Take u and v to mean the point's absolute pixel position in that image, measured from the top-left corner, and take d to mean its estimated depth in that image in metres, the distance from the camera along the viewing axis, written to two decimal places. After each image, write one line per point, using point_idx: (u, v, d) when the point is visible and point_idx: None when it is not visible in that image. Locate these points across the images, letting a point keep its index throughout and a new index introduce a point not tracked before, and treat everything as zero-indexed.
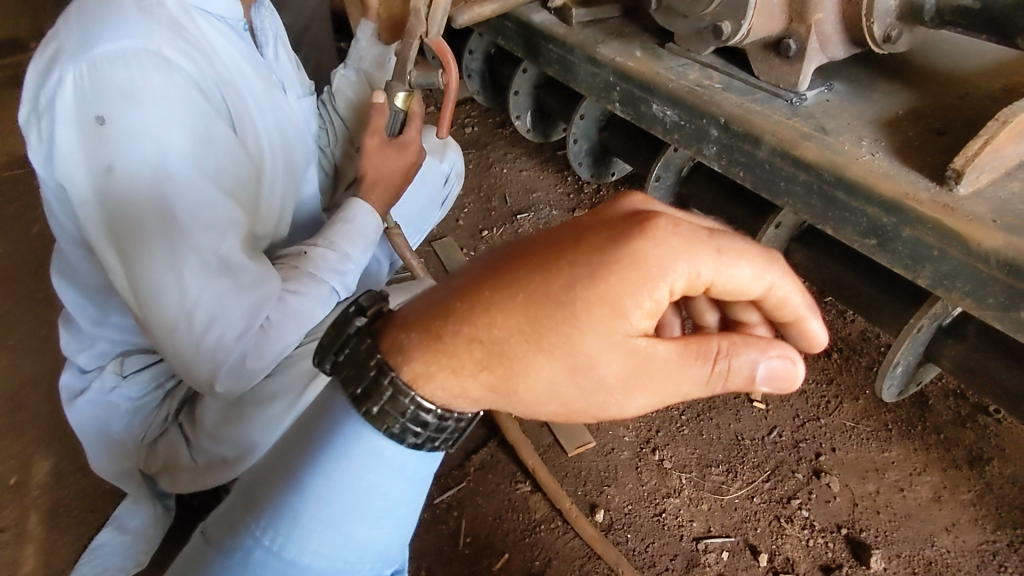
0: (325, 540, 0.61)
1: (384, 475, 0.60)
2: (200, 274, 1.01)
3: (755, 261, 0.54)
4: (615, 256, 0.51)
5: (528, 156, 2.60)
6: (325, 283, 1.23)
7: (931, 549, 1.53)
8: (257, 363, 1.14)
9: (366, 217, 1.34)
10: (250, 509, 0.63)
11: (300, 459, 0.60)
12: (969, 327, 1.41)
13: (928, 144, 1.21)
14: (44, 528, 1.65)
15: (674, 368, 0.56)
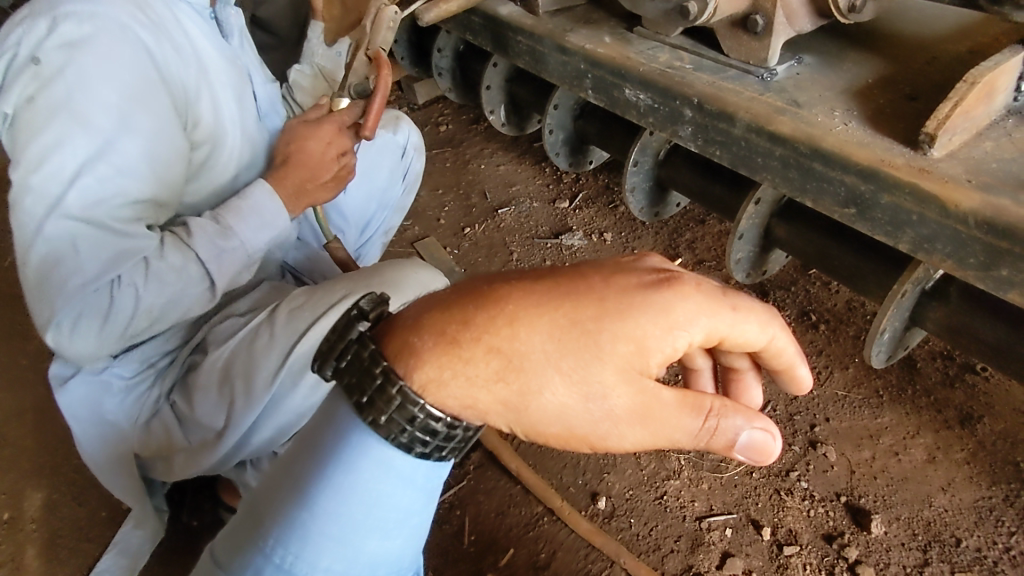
0: (337, 556, 0.61)
1: (393, 483, 0.60)
2: (64, 219, 1.00)
3: (761, 317, 0.63)
4: (642, 299, 0.59)
5: (504, 151, 2.60)
6: (194, 258, 1.16)
7: (929, 510, 1.55)
8: (93, 327, 1.09)
9: (263, 198, 1.26)
10: (260, 524, 0.63)
11: (309, 473, 0.60)
12: (952, 288, 1.43)
13: (900, 110, 1.22)
14: (42, 559, 1.62)
15: (672, 411, 0.62)
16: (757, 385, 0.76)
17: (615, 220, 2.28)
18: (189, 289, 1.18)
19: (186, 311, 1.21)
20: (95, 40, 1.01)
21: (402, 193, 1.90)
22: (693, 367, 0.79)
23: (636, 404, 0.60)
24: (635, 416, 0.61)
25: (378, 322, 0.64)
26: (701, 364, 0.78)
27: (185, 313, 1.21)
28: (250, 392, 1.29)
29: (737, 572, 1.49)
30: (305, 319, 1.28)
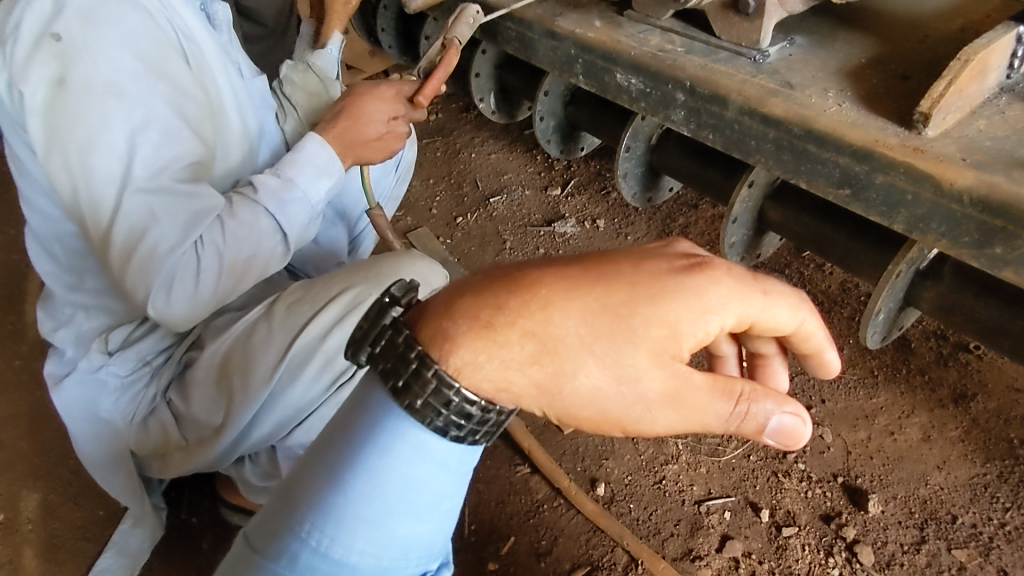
0: (372, 539, 0.60)
1: (427, 466, 0.59)
2: (136, 189, 1.04)
3: (791, 301, 0.63)
4: (674, 283, 0.59)
5: (495, 139, 2.58)
6: (263, 212, 1.21)
7: (925, 488, 1.56)
8: (187, 288, 1.15)
9: (315, 147, 1.30)
10: (288, 510, 0.61)
11: (343, 455, 0.59)
12: (945, 268, 1.43)
13: (892, 89, 1.21)
14: (40, 560, 1.61)
15: (703, 396, 0.61)
16: (784, 369, 0.76)
17: (607, 207, 2.27)
18: (265, 242, 1.22)
19: (266, 266, 1.26)
20: (104, 9, 1.03)
21: (395, 183, 1.89)
22: (720, 354, 0.78)
23: (669, 389, 0.59)
24: (667, 400, 0.60)
25: (410, 309, 0.63)
26: (728, 351, 0.77)
27: (265, 270, 1.26)
28: (246, 388, 1.27)
29: (736, 554, 1.50)
30: (304, 314, 1.28)
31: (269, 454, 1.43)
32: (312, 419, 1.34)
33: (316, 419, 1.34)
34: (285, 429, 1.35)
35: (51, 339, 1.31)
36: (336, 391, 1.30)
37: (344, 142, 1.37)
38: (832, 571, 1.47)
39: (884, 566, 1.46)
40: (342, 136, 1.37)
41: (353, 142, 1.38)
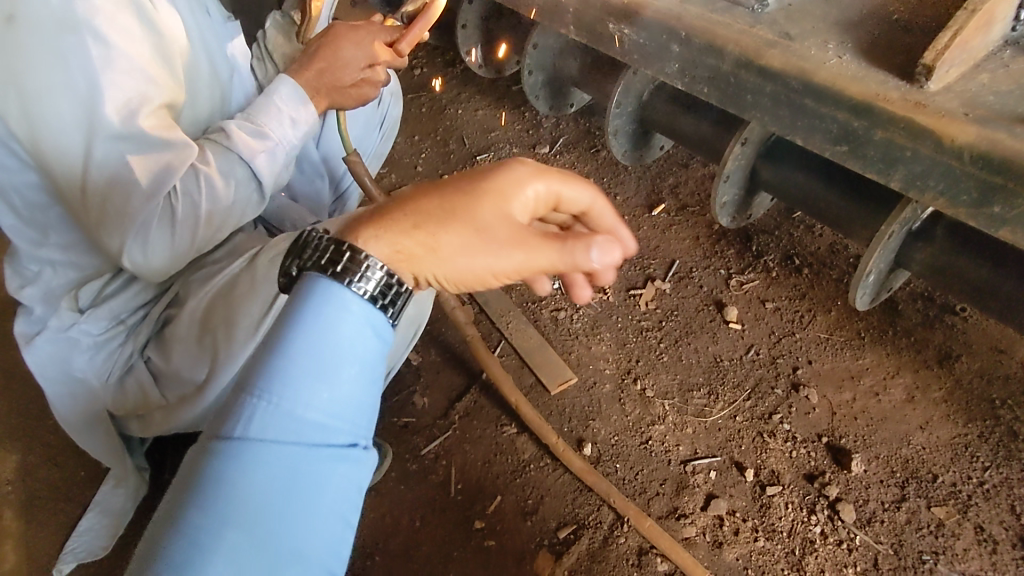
0: (315, 391, 0.68)
1: (359, 323, 0.72)
2: (107, 135, 0.98)
3: (580, 182, 0.83)
4: (494, 171, 0.78)
5: (481, 95, 2.50)
6: (237, 160, 1.18)
7: (907, 448, 1.58)
8: (163, 238, 1.10)
9: (286, 90, 1.27)
10: (239, 383, 0.68)
11: (286, 321, 0.70)
12: (938, 228, 1.41)
13: (895, 41, 1.17)
14: (21, 521, 1.59)
15: (541, 239, 0.75)
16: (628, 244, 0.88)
17: (596, 165, 2.22)
18: (241, 193, 1.19)
19: (241, 215, 1.23)
20: None
21: (379, 140, 1.83)
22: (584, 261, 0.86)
23: (517, 236, 0.75)
24: (518, 246, 0.75)
25: None
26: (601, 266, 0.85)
27: (241, 219, 1.23)
28: (229, 340, 1.23)
29: (721, 513, 1.52)
30: (289, 266, 1.23)
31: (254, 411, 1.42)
32: None
33: None
34: None
35: (18, 298, 1.25)
36: None
37: (319, 85, 1.33)
38: (814, 528, 1.49)
39: (866, 524, 1.49)
40: (316, 79, 1.33)
41: (329, 85, 1.34)
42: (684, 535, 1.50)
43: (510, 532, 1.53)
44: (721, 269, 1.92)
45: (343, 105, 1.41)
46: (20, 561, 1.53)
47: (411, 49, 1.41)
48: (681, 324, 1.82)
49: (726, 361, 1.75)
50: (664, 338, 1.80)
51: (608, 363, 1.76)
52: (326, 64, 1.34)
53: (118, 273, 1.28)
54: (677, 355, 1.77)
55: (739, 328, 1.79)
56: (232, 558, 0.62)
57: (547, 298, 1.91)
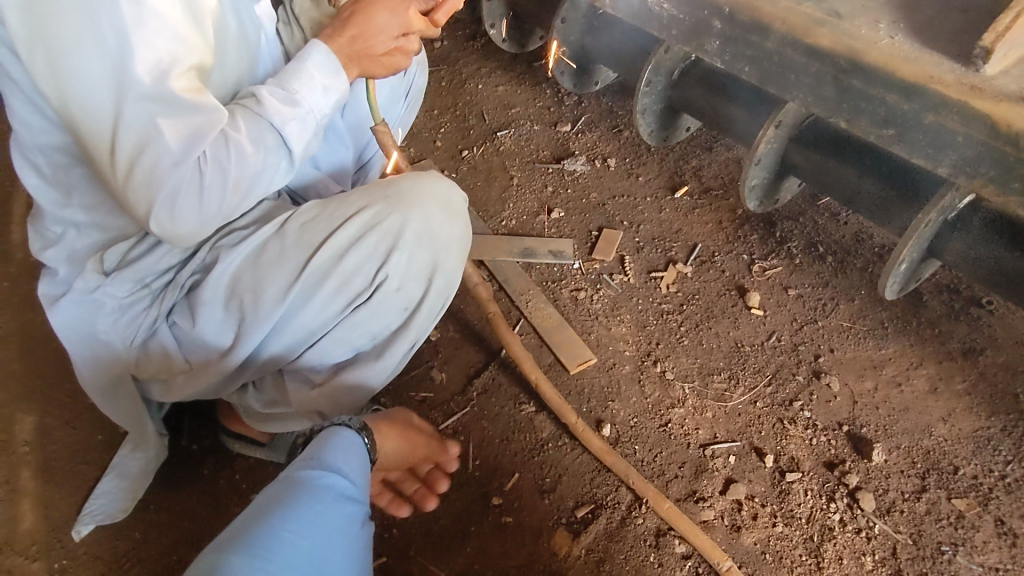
0: (315, 541, 0.95)
1: (338, 510, 1.04)
2: (136, 95, 0.95)
3: (403, 413, 1.52)
4: (391, 432, 1.43)
5: (503, 69, 2.45)
6: (267, 126, 1.13)
7: (929, 439, 1.57)
8: (192, 205, 1.07)
9: (320, 56, 1.19)
10: (250, 518, 0.94)
11: (286, 493, 1.00)
12: (976, 218, 1.38)
13: (947, 24, 1.14)
14: (39, 482, 1.59)
15: (415, 435, 1.48)
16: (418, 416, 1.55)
17: (619, 145, 2.18)
18: (271, 161, 1.14)
19: (270, 183, 1.18)
20: None
21: (403, 111, 1.80)
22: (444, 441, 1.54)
23: (395, 420, 1.47)
24: (401, 427, 1.46)
25: None
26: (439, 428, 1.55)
27: (268, 187, 1.18)
28: (257, 307, 1.22)
29: (740, 497, 1.52)
30: (320, 233, 1.24)
31: (275, 380, 1.40)
32: (324, 342, 1.31)
33: (329, 343, 1.31)
34: (296, 350, 1.32)
35: (41, 260, 1.23)
36: (351, 313, 1.28)
37: (351, 52, 1.27)
38: (833, 516, 1.48)
39: (885, 513, 1.48)
40: (347, 47, 1.26)
41: (360, 53, 1.28)
42: (702, 518, 1.50)
43: (528, 509, 1.53)
44: (744, 254, 1.90)
45: (372, 74, 1.35)
46: (38, 521, 1.54)
47: (447, 19, 1.38)
48: (703, 308, 1.81)
49: (748, 346, 1.73)
50: (685, 321, 1.79)
51: (628, 345, 1.75)
52: (358, 31, 1.27)
53: (144, 236, 1.24)
54: (697, 338, 1.75)
55: (761, 314, 1.78)
56: (277, 548, 0.90)
57: (567, 278, 1.89)
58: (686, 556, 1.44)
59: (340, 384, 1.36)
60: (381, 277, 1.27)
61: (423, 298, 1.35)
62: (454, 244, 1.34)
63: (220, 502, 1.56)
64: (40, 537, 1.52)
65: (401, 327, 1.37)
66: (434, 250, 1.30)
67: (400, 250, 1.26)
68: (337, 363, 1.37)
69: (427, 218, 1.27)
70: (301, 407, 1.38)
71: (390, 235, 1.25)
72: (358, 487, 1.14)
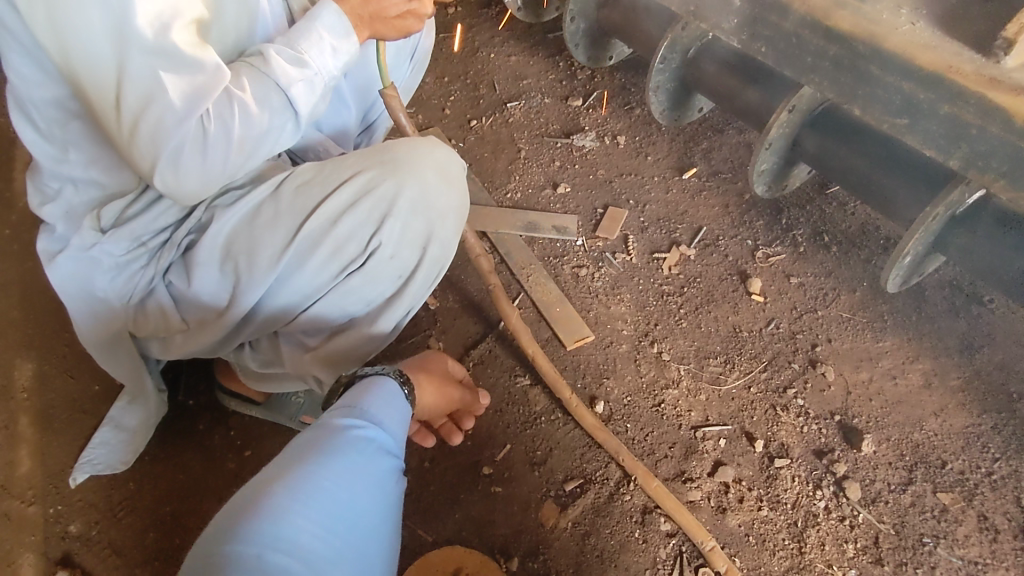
0: (353, 494, 0.96)
1: (377, 465, 1.05)
2: (139, 48, 0.93)
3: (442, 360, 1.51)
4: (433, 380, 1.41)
5: (516, 39, 2.41)
6: (274, 86, 1.09)
7: (919, 433, 1.58)
8: (196, 161, 1.05)
9: (329, 16, 1.14)
10: (294, 463, 0.95)
11: (330, 442, 1.01)
12: (985, 213, 1.36)
13: (970, 13, 1.13)
14: (37, 429, 1.62)
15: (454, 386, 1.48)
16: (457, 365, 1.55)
17: (630, 122, 2.15)
18: (277, 120, 1.11)
19: (276, 144, 1.15)
20: None
21: (409, 73, 1.77)
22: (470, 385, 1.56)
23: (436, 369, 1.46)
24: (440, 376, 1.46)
25: None
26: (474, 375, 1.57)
27: (273, 148, 1.15)
28: (251, 269, 1.22)
29: (727, 480, 1.53)
30: (315, 196, 1.23)
31: (271, 341, 1.40)
32: (318, 306, 1.31)
33: (323, 307, 1.32)
34: (291, 312, 1.32)
35: (38, 216, 1.22)
36: (344, 279, 1.28)
37: (363, 14, 1.19)
38: (818, 503, 1.50)
39: (870, 503, 1.50)
40: (362, 8, 1.18)
41: (374, 15, 1.20)
42: (689, 499, 1.51)
43: (518, 481, 1.54)
44: (748, 240, 1.89)
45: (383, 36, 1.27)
46: (36, 466, 1.57)
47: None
48: (704, 291, 1.80)
49: (746, 332, 1.73)
50: (685, 303, 1.78)
51: (626, 324, 1.75)
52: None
53: (143, 193, 1.22)
54: (696, 321, 1.75)
55: (761, 301, 1.77)
56: (319, 496, 0.91)
57: (569, 254, 1.88)
58: (671, 534, 1.46)
59: (334, 348, 1.36)
60: (375, 244, 1.26)
61: (417, 266, 1.35)
62: (450, 213, 1.33)
63: (213, 457, 1.58)
64: (37, 481, 1.54)
65: (396, 293, 1.37)
66: (429, 219, 1.29)
67: (394, 217, 1.25)
68: (332, 326, 1.37)
69: (423, 185, 1.26)
70: (296, 367, 1.39)
71: (384, 202, 1.24)
72: (395, 439, 1.14)
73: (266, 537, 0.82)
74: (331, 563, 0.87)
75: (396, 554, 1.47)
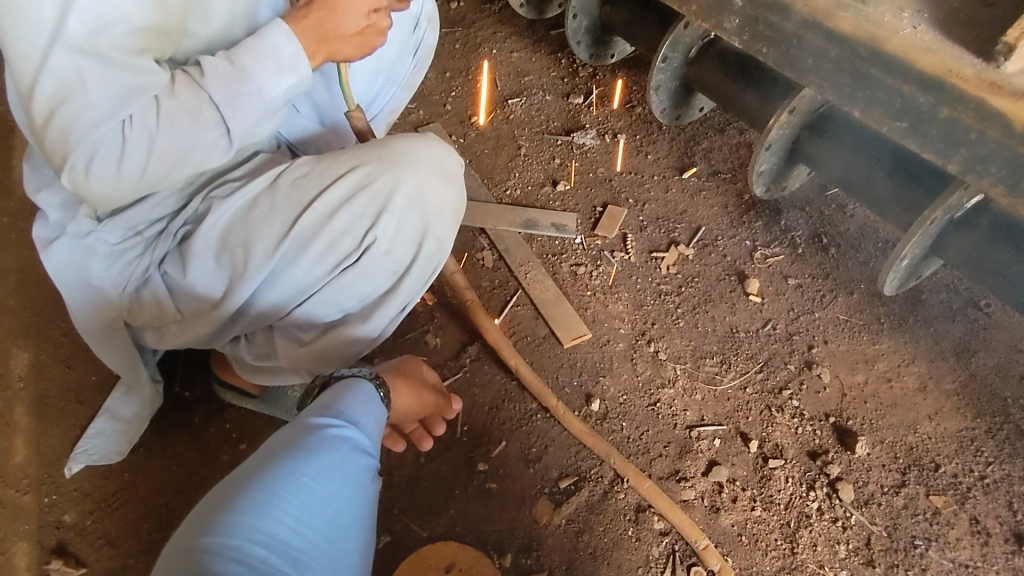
0: (331, 490, 0.96)
1: (354, 463, 1.05)
2: (65, 46, 0.90)
3: (420, 363, 1.51)
4: (411, 386, 1.42)
5: (518, 36, 2.40)
6: (207, 100, 1.05)
7: (913, 435, 1.58)
8: (108, 168, 1.01)
9: (279, 38, 1.07)
10: (271, 459, 0.95)
11: (306, 439, 1.02)
12: (982, 218, 1.37)
13: (973, 17, 1.13)
14: (32, 418, 1.62)
15: (432, 390, 1.48)
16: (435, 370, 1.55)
17: (630, 121, 2.15)
18: (202, 137, 1.06)
19: (202, 161, 1.10)
20: None
21: (413, 68, 1.76)
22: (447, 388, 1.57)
23: (414, 373, 1.47)
24: (419, 379, 1.46)
25: None
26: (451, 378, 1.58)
27: (204, 162, 1.11)
28: (246, 262, 1.22)
29: (722, 479, 1.53)
30: (311, 190, 1.23)
31: (266, 334, 1.40)
32: (312, 301, 1.31)
33: (317, 302, 1.32)
34: (286, 306, 1.32)
35: (33, 201, 1.22)
36: (339, 274, 1.28)
37: (318, 35, 1.12)
38: (811, 504, 1.50)
39: (863, 504, 1.50)
40: (314, 30, 1.11)
41: (329, 35, 1.13)
42: (683, 498, 1.52)
43: (512, 477, 1.55)
44: (747, 240, 1.89)
45: (345, 57, 1.20)
46: (31, 455, 1.57)
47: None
48: (701, 291, 1.80)
49: (742, 332, 1.74)
50: (682, 303, 1.79)
51: (623, 323, 1.75)
52: (325, 13, 1.12)
53: None
54: (693, 321, 1.75)
55: (758, 302, 1.77)
56: (297, 490, 0.91)
57: (567, 252, 1.88)
58: (664, 532, 1.46)
59: (329, 343, 1.36)
60: (370, 239, 1.26)
61: (412, 263, 1.35)
62: (446, 208, 1.33)
63: (209, 449, 1.59)
64: (31, 470, 1.55)
65: (391, 289, 1.37)
66: (425, 215, 1.29)
67: (391, 212, 1.25)
68: (327, 321, 1.37)
69: (419, 181, 1.26)
70: (290, 362, 1.39)
71: (381, 197, 1.24)
72: (371, 439, 1.15)
73: (249, 532, 0.81)
74: (311, 558, 0.87)
75: (390, 548, 1.48)
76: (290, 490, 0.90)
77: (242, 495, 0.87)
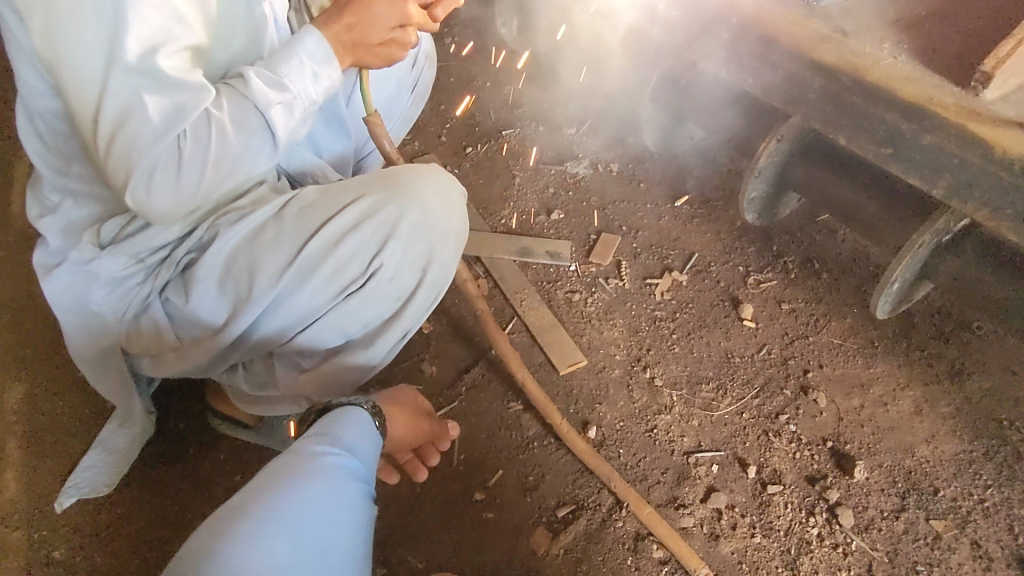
0: (328, 521, 0.96)
1: (351, 493, 1.05)
2: (123, 67, 0.92)
3: (414, 392, 1.54)
4: (406, 414, 1.45)
5: (512, 69, 2.45)
6: (252, 108, 1.06)
7: (911, 459, 1.58)
8: (169, 181, 1.02)
9: (313, 43, 1.11)
10: (270, 483, 0.95)
11: (304, 466, 1.01)
12: (969, 242, 1.40)
13: (951, 47, 1.17)
14: (23, 452, 1.60)
15: (426, 418, 1.51)
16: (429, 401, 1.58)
17: (622, 150, 2.18)
18: (252, 144, 1.08)
19: (252, 168, 1.12)
20: None
21: (410, 105, 1.80)
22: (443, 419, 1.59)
23: (409, 401, 1.49)
24: (414, 407, 1.49)
25: None
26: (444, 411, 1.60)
27: (252, 168, 1.13)
28: (252, 288, 1.22)
29: (721, 506, 1.52)
30: (317, 218, 1.24)
31: (266, 362, 1.41)
32: (316, 328, 1.31)
33: (320, 329, 1.32)
34: (287, 333, 1.32)
35: (35, 226, 1.23)
36: (343, 300, 1.29)
37: (347, 41, 1.16)
38: (811, 530, 1.49)
39: (863, 530, 1.49)
40: (344, 35, 1.15)
41: (355, 42, 1.17)
42: (682, 525, 1.50)
43: (509, 506, 1.54)
44: (740, 266, 1.91)
45: (367, 65, 1.24)
46: (21, 490, 1.55)
47: (446, 15, 1.29)
48: (695, 317, 1.81)
49: (738, 358, 1.74)
50: (676, 329, 1.79)
51: (618, 349, 1.76)
52: (355, 19, 1.15)
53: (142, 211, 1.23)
54: (688, 346, 1.76)
55: (752, 326, 1.78)
56: (297, 518, 0.91)
57: (562, 279, 1.90)
58: (664, 561, 1.45)
59: (329, 370, 1.37)
60: (376, 265, 1.27)
61: (417, 289, 1.36)
62: (450, 236, 1.34)
63: (202, 482, 1.57)
64: (22, 506, 1.52)
65: (393, 315, 1.38)
66: (430, 242, 1.31)
67: (396, 240, 1.27)
68: (328, 349, 1.38)
69: (425, 207, 1.28)
70: (290, 388, 1.40)
71: (386, 225, 1.26)
72: (367, 467, 1.15)
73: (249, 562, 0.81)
74: None
75: None
76: (290, 520, 0.90)
77: (241, 523, 0.86)
